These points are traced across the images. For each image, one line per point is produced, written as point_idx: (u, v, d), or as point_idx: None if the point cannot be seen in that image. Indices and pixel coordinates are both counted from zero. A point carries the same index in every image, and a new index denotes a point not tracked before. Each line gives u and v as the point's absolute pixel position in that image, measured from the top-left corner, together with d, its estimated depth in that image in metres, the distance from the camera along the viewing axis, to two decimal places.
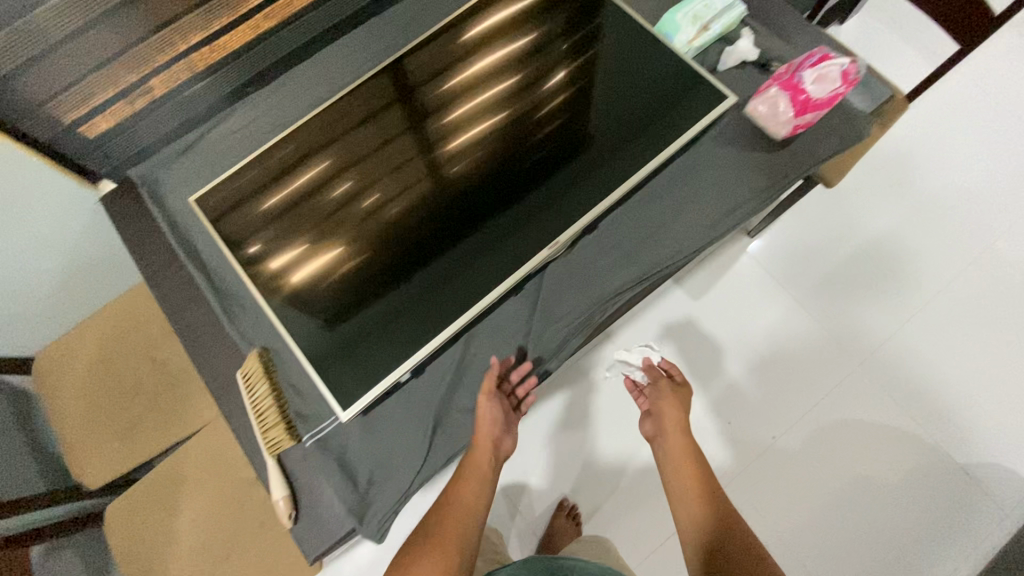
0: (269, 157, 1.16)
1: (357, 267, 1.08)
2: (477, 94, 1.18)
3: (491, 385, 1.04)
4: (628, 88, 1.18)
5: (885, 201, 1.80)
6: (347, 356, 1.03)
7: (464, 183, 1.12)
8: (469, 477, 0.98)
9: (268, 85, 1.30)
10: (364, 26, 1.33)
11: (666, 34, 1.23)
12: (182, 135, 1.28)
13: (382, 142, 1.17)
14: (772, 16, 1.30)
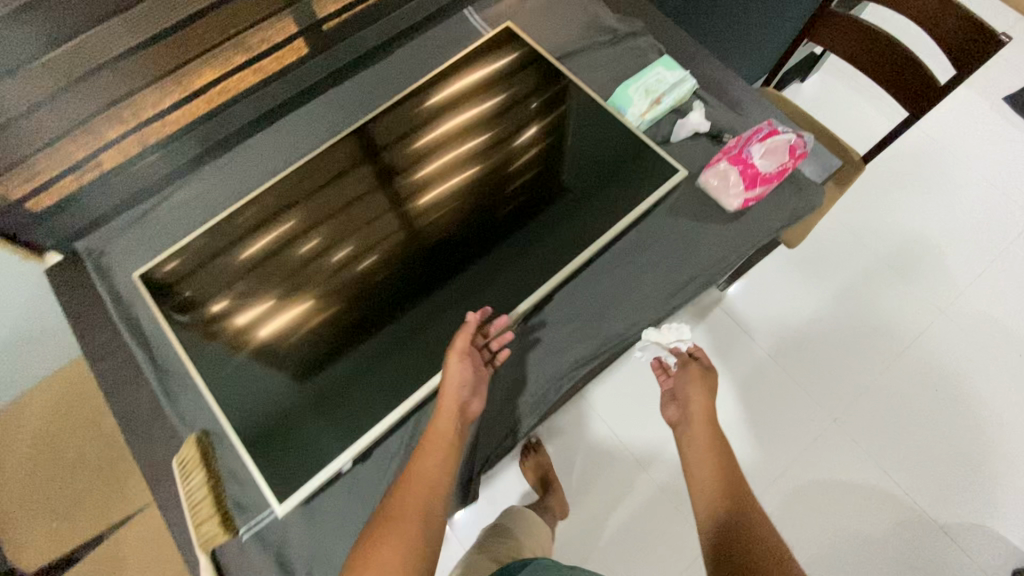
0: (230, 223, 1.17)
1: (326, 320, 1.07)
2: (450, 150, 1.22)
3: (461, 346, 0.98)
4: (581, 162, 1.19)
5: (853, 255, 1.92)
6: (297, 434, 0.99)
7: (437, 235, 1.14)
8: (434, 451, 0.90)
9: (225, 155, 1.29)
10: (325, 96, 1.34)
11: (619, 108, 1.26)
12: (136, 204, 1.23)
13: (357, 197, 1.19)
14: (723, 88, 1.33)
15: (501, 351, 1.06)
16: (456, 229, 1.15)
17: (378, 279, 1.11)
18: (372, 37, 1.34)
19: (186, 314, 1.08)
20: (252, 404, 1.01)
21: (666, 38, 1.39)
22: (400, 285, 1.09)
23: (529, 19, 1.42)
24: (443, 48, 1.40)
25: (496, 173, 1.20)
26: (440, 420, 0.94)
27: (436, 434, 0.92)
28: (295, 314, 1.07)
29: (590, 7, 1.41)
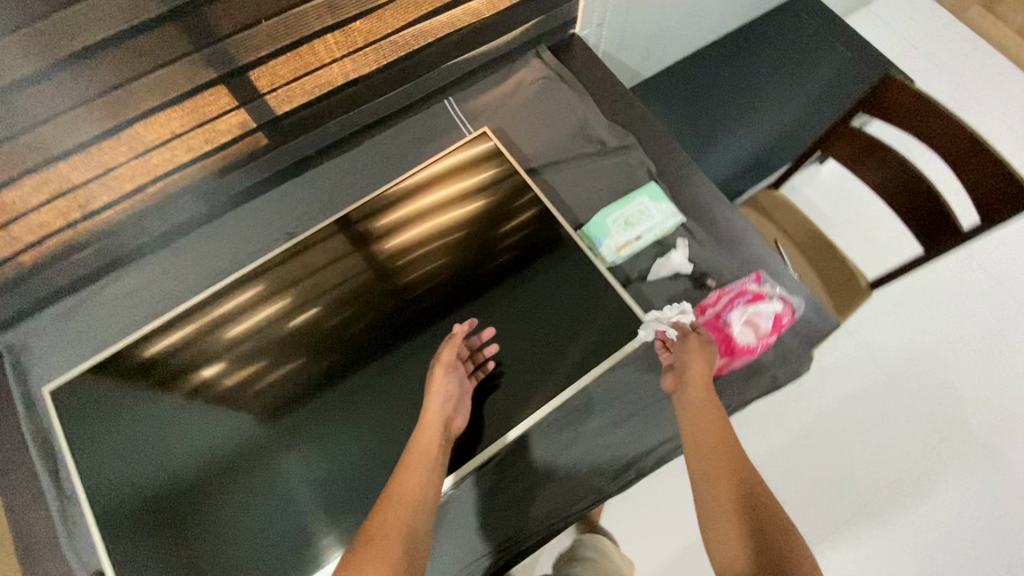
0: (173, 318, 1.11)
1: (285, 374, 1.08)
2: (433, 216, 1.20)
3: (446, 359, 0.99)
4: (541, 310, 1.10)
5: (882, 366, 1.63)
6: (225, 546, 0.95)
7: (410, 296, 1.14)
8: (415, 468, 0.86)
9: (168, 245, 1.19)
10: (283, 188, 1.24)
11: (593, 237, 1.14)
12: (66, 295, 1.15)
13: (335, 259, 1.18)
14: (717, 221, 1.21)
15: (488, 362, 1.06)
16: (433, 291, 1.14)
17: (345, 343, 1.10)
18: (339, 128, 1.24)
19: (135, 391, 1.06)
20: (184, 503, 0.98)
21: (659, 155, 1.26)
22: (367, 351, 1.09)
23: (514, 116, 1.30)
24: (415, 140, 1.28)
25: (477, 235, 1.18)
26: (421, 437, 0.91)
27: (417, 451, 0.89)
28: (260, 372, 1.08)
29: (581, 110, 1.29)
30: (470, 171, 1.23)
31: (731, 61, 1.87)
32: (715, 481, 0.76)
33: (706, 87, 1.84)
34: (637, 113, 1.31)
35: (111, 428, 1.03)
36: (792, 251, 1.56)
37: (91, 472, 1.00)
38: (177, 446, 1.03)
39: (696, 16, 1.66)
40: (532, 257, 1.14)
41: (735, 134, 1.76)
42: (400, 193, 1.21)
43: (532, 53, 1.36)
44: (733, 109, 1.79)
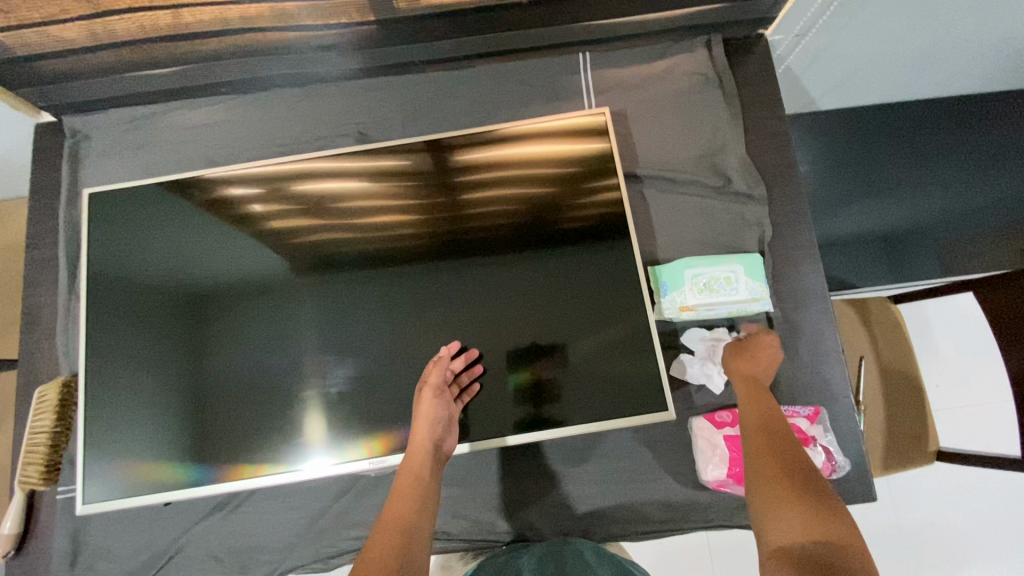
0: (238, 165, 1.07)
1: (340, 253, 1.05)
2: (534, 170, 1.03)
3: (432, 382, 0.92)
4: (568, 334, 0.99)
5: (939, 552, 1.29)
6: (227, 392, 1.01)
7: (479, 240, 1.03)
8: (401, 494, 0.81)
9: (247, 95, 1.14)
10: (376, 83, 1.13)
11: (661, 282, 0.99)
12: (142, 104, 1.14)
13: (420, 170, 1.05)
14: (806, 328, 1.03)
15: (471, 385, 0.97)
16: (500, 235, 1.03)
17: (390, 248, 1.04)
18: (456, 44, 1.10)
19: (203, 219, 1.06)
20: (189, 338, 1.03)
21: (783, 222, 1.06)
22: (405, 268, 1.03)
23: (644, 106, 1.10)
24: (527, 90, 1.12)
25: (572, 194, 1.03)
26: (407, 464, 0.86)
27: (402, 479, 0.83)
28: (307, 230, 1.05)
29: (722, 132, 1.08)
30: (587, 134, 1.03)
31: (931, 128, 1.51)
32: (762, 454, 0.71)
33: (882, 143, 1.51)
34: (784, 164, 1.09)
35: (136, 242, 1.05)
36: (874, 377, 1.34)
37: (142, 281, 1.04)
38: (192, 282, 1.05)
39: (917, 67, 1.33)
40: (586, 277, 1.00)
41: (878, 211, 1.49)
42: (509, 132, 1.04)
43: (702, 39, 1.12)
44: (897, 187, 1.50)
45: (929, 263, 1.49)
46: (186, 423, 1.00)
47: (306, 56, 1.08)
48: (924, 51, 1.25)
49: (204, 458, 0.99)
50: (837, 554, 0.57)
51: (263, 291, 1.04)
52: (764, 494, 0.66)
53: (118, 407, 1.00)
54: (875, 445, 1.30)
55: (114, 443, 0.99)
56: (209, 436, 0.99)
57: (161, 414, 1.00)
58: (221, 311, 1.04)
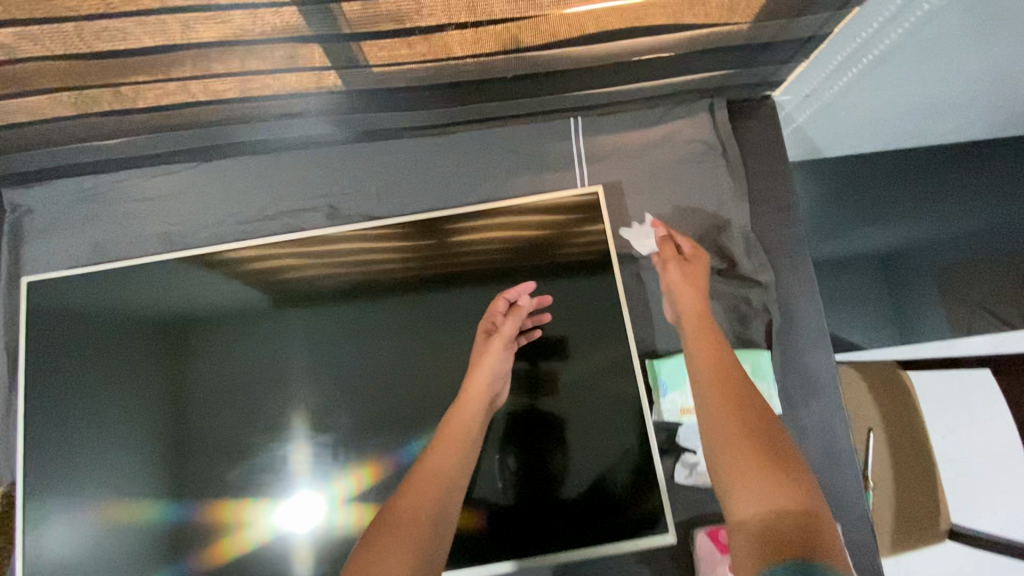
0: (198, 251, 0.99)
1: (309, 344, 0.98)
2: (521, 255, 0.97)
3: (507, 333, 0.90)
4: (562, 405, 0.93)
5: None
6: (181, 494, 0.95)
7: (461, 337, 0.96)
8: (445, 443, 0.81)
9: (207, 164, 1.04)
10: (351, 151, 1.04)
11: (661, 381, 0.92)
12: (87, 175, 1.03)
13: (400, 256, 0.98)
14: (817, 425, 0.94)
15: (532, 329, 0.94)
16: (479, 305, 0.96)
17: (369, 284, 0.98)
18: (433, 114, 0.98)
19: (152, 309, 0.99)
20: (162, 378, 0.98)
21: (793, 308, 0.97)
22: (380, 358, 0.96)
23: (641, 177, 1.01)
24: (515, 159, 1.03)
25: (563, 236, 0.97)
26: (462, 410, 0.85)
27: (453, 426, 0.83)
28: (286, 266, 0.99)
29: (726, 207, 0.99)
30: (574, 218, 0.97)
31: (953, 164, 1.35)
32: (719, 415, 0.71)
33: (891, 172, 1.38)
34: (795, 242, 1.00)
35: (97, 300, 0.99)
36: (880, 451, 1.27)
37: (89, 378, 0.98)
38: (161, 322, 0.99)
39: (936, 119, 1.20)
40: (580, 357, 0.93)
41: (878, 233, 1.38)
42: (496, 220, 0.98)
43: (704, 103, 1.03)
44: (898, 215, 1.38)
45: (937, 306, 1.35)
46: (138, 530, 0.94)
47: (267, 128, 0.96)
48: (943, 104, 1.13)
49: (179, 494, 0.95)
50: (806, 528, 0.56)
51: (216, 383, 0.98)
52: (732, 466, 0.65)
53: (88, 452, 0.97)
54: (886, 526, 1.24)
55: (82, 489, 0.96)
56: (164, 507, 0.95)
57: (133, 461, 0.96)
58: (173, 403, 0.97)
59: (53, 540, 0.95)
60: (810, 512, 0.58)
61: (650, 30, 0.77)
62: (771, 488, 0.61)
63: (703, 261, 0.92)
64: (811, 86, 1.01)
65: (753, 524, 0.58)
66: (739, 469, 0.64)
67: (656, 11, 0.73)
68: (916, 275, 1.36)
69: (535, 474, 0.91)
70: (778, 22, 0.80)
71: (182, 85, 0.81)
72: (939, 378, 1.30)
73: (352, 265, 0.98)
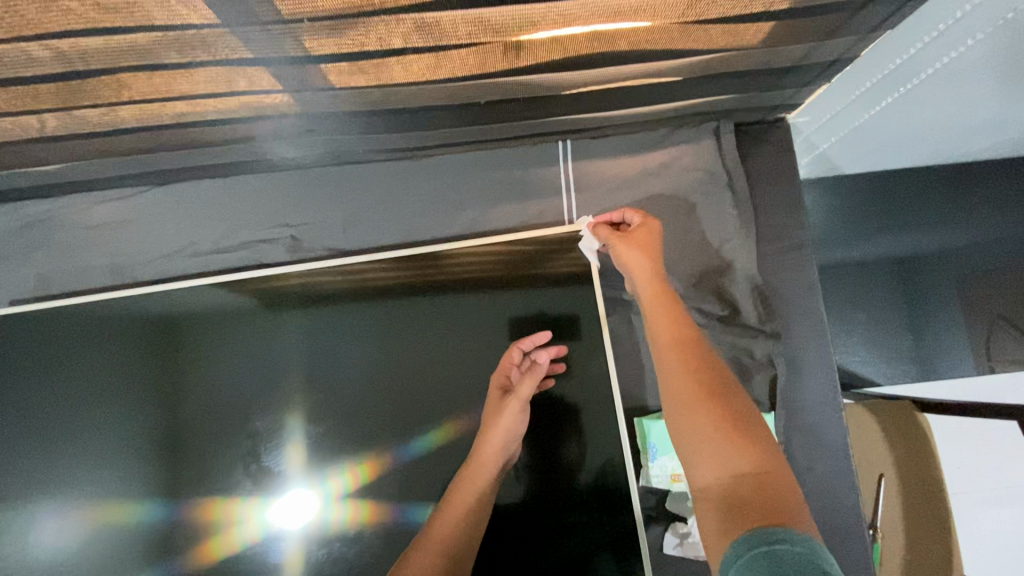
0: (154, 285, 0.91)
1: (268, 389, 0.89)
2: (500, 296, 0.88)
3: (524, 395, 0.81)
4: (546, 467, 0.84)
5: None
6: (120, 548, 0.88)
7: (434, 386, 0.87)
8: (456, 508, 0.79)
9: (160, 188, 0.95)
10: (317, 175, 0.95)
11: (649, 444, 0.83)
12: (32, 198, 0.94)
13: (373, 295, 0.90)
14: (822, 492, 0.85)
15: (545, 380, 0.85)
16: (453, 350, 0.88)
17: (352, 294, 0.90)
18: (408, 135, 0.85)
19: (97, 345, 0.91)
20: (107, 420, 0.91)
21: (800, 362, 0.88)
22: (346, 407, 0.88)
23: (637, 209, 0.91)
24: (496, 186, 0.93)
25: (558, 249, 0.88)
26: (475, 474, 0.80)
27: (464, 492, 0.80)
28: (265, 274, 0.91)
29: (729, 245, 0.89)
30: (560, 255, 0.88)
31: (979, 181, 1.23)
32: (671, 377, 0.57)
33: (916, 186, 1.25)
34: (806, 286, 0.89)
35: (70, 301, 0.92)
36: (892, 498, 1.17)
37: (29, 419, 0.91)
38: (148, 315, 0.91)
39: (972, 139, 1.08)
40: (570, 404, 0.85)
41: (895, 248, 1.26)
42: (475, 257, 0.89)
43: (709, 126, 0.92)
44: (933, 240, 1.25)
45: (955, 337, 1.24)
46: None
47: (222, 153, 0.87)
48: (983, 124, 1.00)
49: (168, 492, 0.88)
50: (771, 493, 0.47)
51: (163, 428, 0.90)
52: (686, 430, 0.53)
53: (71, 450, 0.91)
54: None
55: (65, 488, 0.90)
56: (101, 561, 0.88)
57: (117, 462, 0.90)
58: (118, 448, 0.90)
59: (38, 540, 0.89)
60: (771, 469, 0.49)
61: (649, 56, 0.66)
62: (736, 454, 0.50)
63: (654, 229, 0.74)
64: (832, 112, 0.89)
65: (715, 492, 0.49)
66: (688, 427, 0.53)
67: (656, 36, 0.61)
68: (945, 305, 1.25)
69: (547, 466, 0.84)
70: (800, 45, 0.68)
71: (116, 115, 0.72)
72: (965, 424, 1.19)
73: (323, 305, 0.90)
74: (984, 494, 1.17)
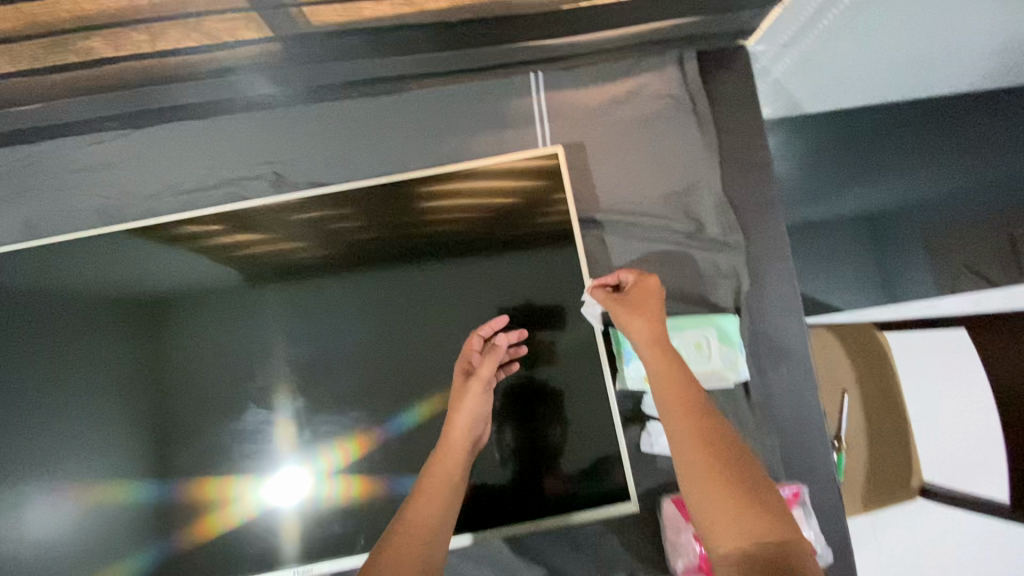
0: (141, 222, 0.93)
1: (260, 319, 0.93)
2: (479, 220, 0.92)
3: (486, 376, 0.81)
4: (529, 377, 0.89)
5: None
6: (123, 478, 0.91)
7: (420, 307, 0.92)
8: (430, 497, 0.71)
9: (142, 132, 0.97)
10: (297, 115, 0.97)
11: (623, 351, 0.88)
12: (17, 146, 0.96)
13: (357, 226, 0.93)
14: (788, 390, 0.91)
15: (511, 364, 0.88)
16: (437, 271, 0.92)
17: (335, 225, 0.93)
18: (384, 64, 0.88)
19: (89, 285, 0.94)
20: (101, 356, 0.94)
21: (764, 273, 0.93)
22: (338, 332, 0.92)
23: (607, 137, 0.96)
24: (472, 118, 0.96)
25: (537, 198, 0.92)
26: (443, 459, 0.76)
27: (436, 475, 0.74)
28: (245, 241, 0.93)
29: (694, 166, 0.94)
30: (534, 179, 0.91)
31: (942, 116, 1.26)
32: (683, 444, 0.58)
33: (882, 122, 1.27)
34: (767, 202, 0.94)
35: (55, 263, 0.94)
36: (854, 410, 1.26)
37: (26, 359, 0.94)
38: (128, 293, 0.93)
39: (922, 67, 1.14)
40: (549, 317, 0.90)
41: (859, 199, 1.28)
42: (452, 184, 0.92)
43: (672, 56, 0.97)
44: (896, 171, 1.28)
45: (919, 265, 1.28)
46: (75, 513, 0.91)
47: (203, 90, 0.89)
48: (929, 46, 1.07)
49: (158, 469, 0.91)
50: (790, 557, 0.50)
51: (159, 361, 0.93)
52: (702, 496, 0.55)
53: (64, 417, 0.93)
54: (854, 490, 1.25)
55: (66, 429, 0.93)
56: (105, 491, 0.91)
57: (113, 409, 0.93)
58: (115, 382, 0.93)
59: (36, 500, 0.92)
60: (787, 536, 0.52)
61: None
62: (753, 517, 0.53)
63: (649, 282, 0.76)
64: (789, 33, 0.94)
65: (733, 558, 0.51)
66: (701, 490, 0.56)
67: None
68: (912, 234, 1.28)
69: (529, 437, 0.88)
70: None
71: (98, 42, 0.74)
72: (924, 337, 1.25)
73: (308, 237, 0.93)
74: (942, 403, 1.24)
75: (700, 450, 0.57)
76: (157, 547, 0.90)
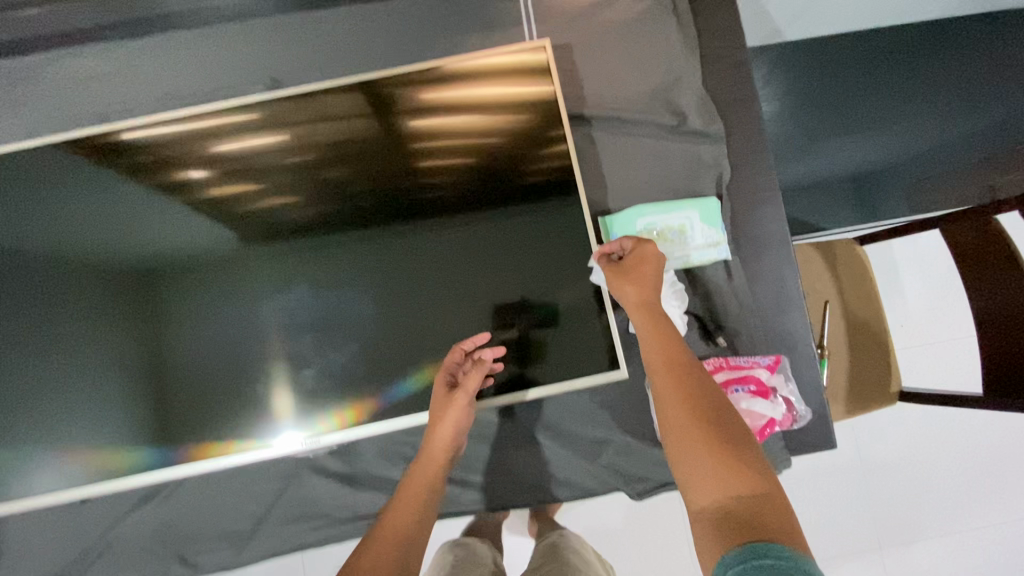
0: (138, 121, 0.95)
1: (260, 220, 0.95)
2: (470, 114, 0.93)
3: (472, 390, 0.84)
4: (522, 261, 0.92)
5: (913, 489, 1.27)
6: (125, 373, 0.93)
7: (414, 201, 0.94)
8: (409, 503, 0.75)
9: (139, 39, 0.99)
10: (291, 21, 1.00)
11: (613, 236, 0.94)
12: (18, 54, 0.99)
13: (350, 125, 0.95)
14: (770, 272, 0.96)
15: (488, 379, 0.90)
16: (429, 167, 0.94)
17: (329, 124, 0.95)
18: None
19: (89, 186, 0.96)
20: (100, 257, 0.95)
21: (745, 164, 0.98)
22: (336, 229, 0.94)
23: (592, 37, 0.99)
24: (462, 21, 1.00)
25: (526, 91, 0.93)
26: (424, 469, 0.80)
27: (414, 484, 0.78)
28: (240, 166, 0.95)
29: (676, 62, 0.98)
30: (522, 70, 0.93)
31: (915, 38, 1.33)
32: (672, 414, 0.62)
33: (858, 44, 1.33)
34: (746, 96, 0.99)
35: (57, 210, 0.96)
36: (837, 322, 1.25)
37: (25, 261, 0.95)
38: (129, 196, 0.96)
39: None
40: (539, 202, 0.92)
41: (846, 145, 1.29)
42: (442, 80, 0.94)
43: None
44: (885, 89, 1.30)
45: (906, 179, 1.31)
46: (77, 407, 0.93)
47: None
48: None
49: (156, 396, 0.93)
50: (763, 514, 0.51)
51: (157, 260, 0.95)
52: (687, 454, 0.58)
53: (64, 318, 0.94)
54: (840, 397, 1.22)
55: (65, 327, 0.94)
56: (107, 386, 0.93)
57: (112, 308, 0.94)
58: (113, 281, 0.95)
59: (38, 394, 0.93)
60: (766, 494, 0.53)
61: None
62: (727, 471, 0.55)
63: (650, 252, 0.78)
64: None
65: (708, 514, 0.54)
66: (681, 447, 0.60)
67: None
68: (904, 153, 1.29)
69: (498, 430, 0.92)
70: None
71: None
72: (898, 246, 1.34)
73: (303, 137, 0.95)
74: (915, 307, 1.32)
75: (685, 417, 0.61)
76: (157, 442, 0.92)
